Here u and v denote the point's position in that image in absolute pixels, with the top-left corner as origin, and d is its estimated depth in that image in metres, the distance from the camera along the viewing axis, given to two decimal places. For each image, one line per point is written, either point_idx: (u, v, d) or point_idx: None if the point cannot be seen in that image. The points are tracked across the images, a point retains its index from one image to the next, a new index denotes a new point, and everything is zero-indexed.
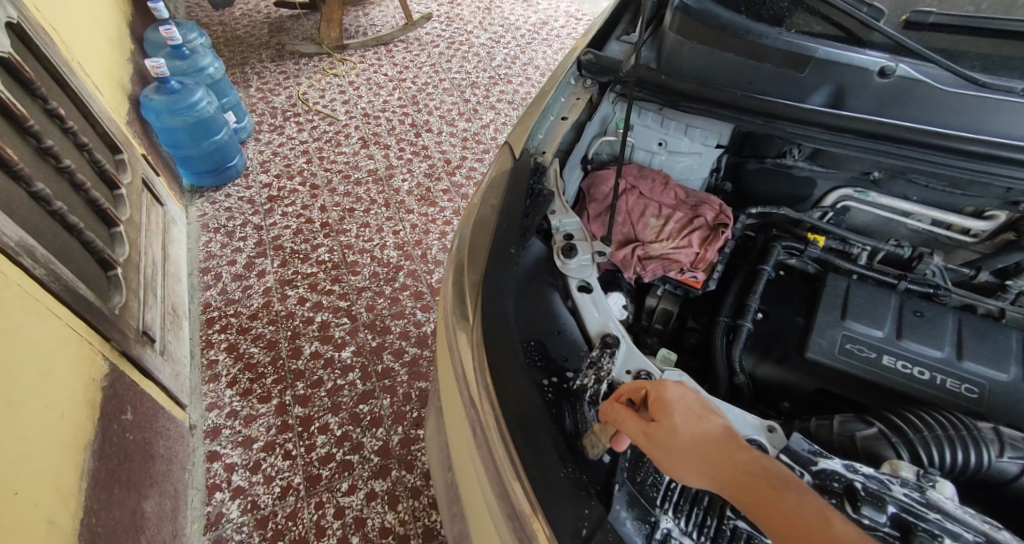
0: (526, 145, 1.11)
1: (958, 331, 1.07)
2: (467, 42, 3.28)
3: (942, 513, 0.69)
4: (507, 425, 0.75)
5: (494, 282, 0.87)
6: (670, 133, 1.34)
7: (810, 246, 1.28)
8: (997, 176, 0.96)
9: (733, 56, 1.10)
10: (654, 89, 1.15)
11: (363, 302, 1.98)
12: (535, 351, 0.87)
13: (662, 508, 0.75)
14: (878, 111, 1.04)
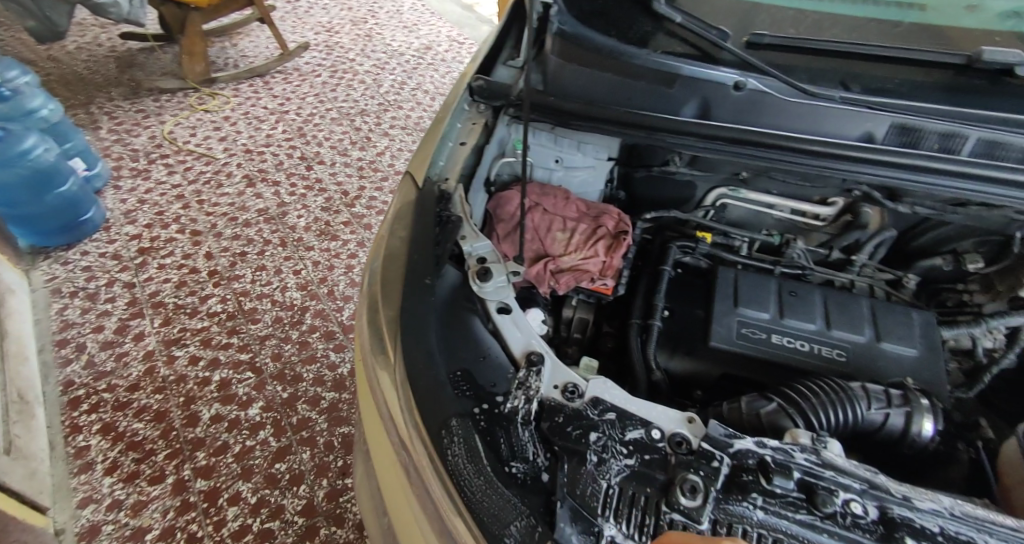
0: (428, 174, 1.12)
1: (832, 305, 1.19)
2: (351, 70, 3.27)
3: (836, 469, 0.74)
4: (442, 460, 0.76)
5: (413, 315, 0.88)
6: (564, 150, 1.41)
7: (700, 243, 1.40)
8: (836, 170, 1.09)
9: (611, 76, 1.20)
10: (544, 110, 1.24)
11: (267, 353, 1.90)
12: (463, 381, 0.86)
13: (604, 516, 0.73)
14: (737, 120, 1.16)
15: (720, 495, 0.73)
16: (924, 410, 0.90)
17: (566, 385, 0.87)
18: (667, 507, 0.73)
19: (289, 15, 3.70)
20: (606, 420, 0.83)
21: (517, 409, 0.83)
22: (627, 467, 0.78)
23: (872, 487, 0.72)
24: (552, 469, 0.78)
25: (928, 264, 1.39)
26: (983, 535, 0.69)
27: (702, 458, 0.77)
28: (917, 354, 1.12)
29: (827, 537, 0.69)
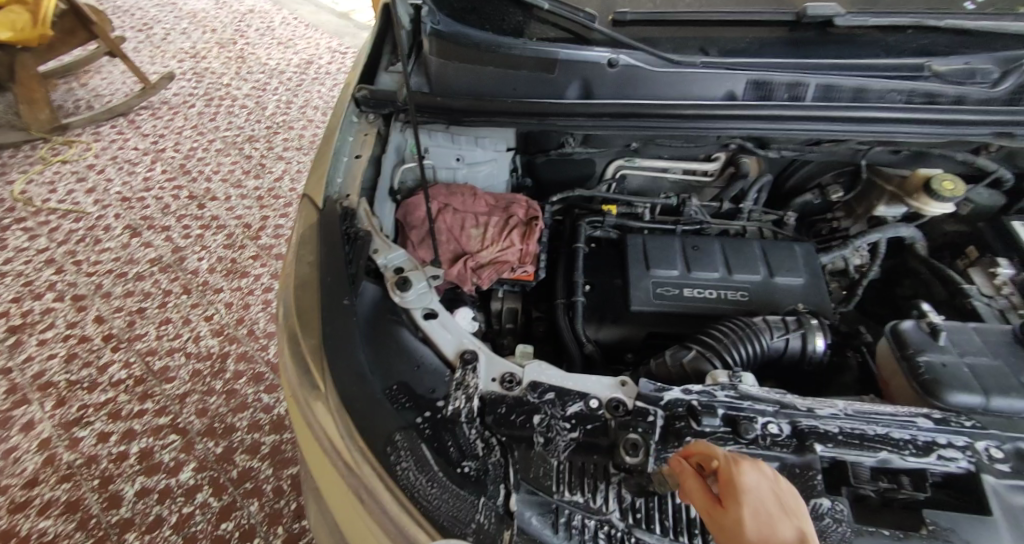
0: (326, 195, 1.09)
1: (730, 252, 1.29)
2: (228, 96, 3.09)
3: (752, 399, 0.82)
4: (392, 476, 0.75)
5: (337, 337, 0.86)
6: (462, 147, 1.42)
7: (606, 216, 1.46)
8: (710, 129, 1.18)
9: (493, 69, 1.22)
10: (434, 112, 1.25)
11: (190, 410, 1.78)
12: (401, 394, 0.85)
13: (559, 492, 0.76)
14: (619, 94, 1.22)
15: (660, 446, 0.79)
16: (816, 328, 1.00)
17: (503, 376, 0.89)
18: (615, 469, 0.78)
19: (144, 45, 3.43)
20: (546, 400, 0.86)
21: (459, 410, 0.84)
22: (573, 440, 0.81)
23: (784, 406, 0.80)
24: (501, 458, 0.79)
25: (802, 201, 1.54)
26: (873, 424, 0.77)
27: (639, 415, 0.83)
28: (804, 282, 1.24)
29: (753, 460, 0.76)
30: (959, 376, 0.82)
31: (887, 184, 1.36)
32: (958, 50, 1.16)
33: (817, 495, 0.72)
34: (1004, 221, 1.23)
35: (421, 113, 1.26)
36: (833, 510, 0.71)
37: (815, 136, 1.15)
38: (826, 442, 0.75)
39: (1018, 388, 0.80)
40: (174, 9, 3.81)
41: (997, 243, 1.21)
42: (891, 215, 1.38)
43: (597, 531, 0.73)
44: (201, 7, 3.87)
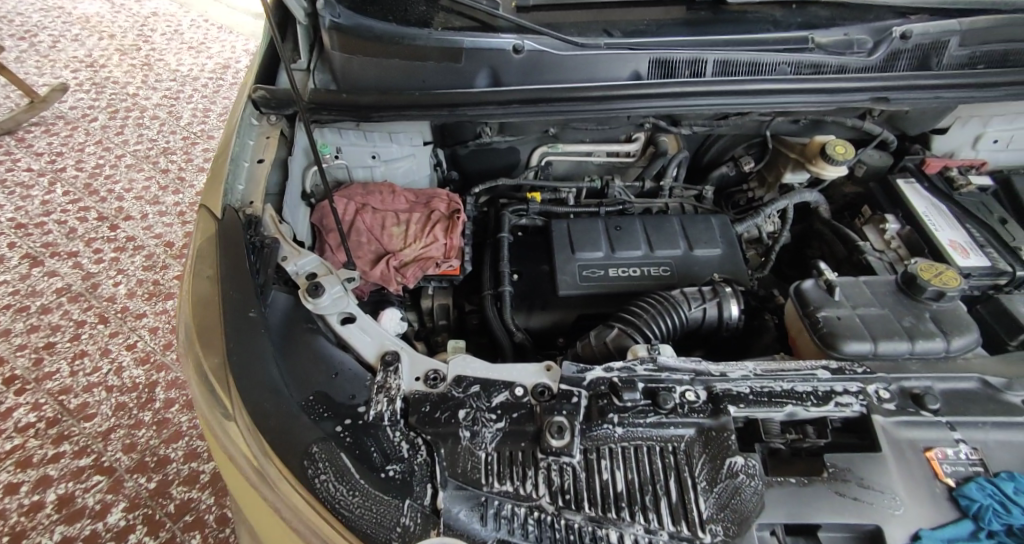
0: (224, 203, 1.05)
1: (650, 229, 1.32)
2: (136, 107, 2.88)
3: (669, 369, 0.85)
4: (310, 489, 0.72)
5: (244, 352, 0.83)
6: (377, 144, 1.38)
7: (530, 203, 1.44)
8: (619, 109, 1.19)
9: (399, 62, 1.19)
10: (341, 109, 1.22)
11: (116, 447, 1.67)
12: (318, 404, 0.82)
13: (489, 484, 0.76)
14: (527, 80, 1.22)
15: (584, 426, 0.80)
16: (730, 296, 1.04)
17: (427, 373, 0.88)
18: (543, 453, 0.78)
19: (30, 55, 3.16)
20: (472, 394, 0.85)
21: (382, 414, 0.82)
22: (499, 430, 0.81)
23: (699, 373, 0.84)
24: (428, 457, 0.78)
25: (719, 175, 1.59)
26: (779, 381, 0.81)
27: (563, 398, 0.83)
28: (722, 252, 1.28)
29: (673, 428, 0.79)
30: (853, 326, 0.88)
31: (791, 152, 1.43)
32: (838, 21, 1.22)
33: (731, 453, 0.76)
34: (892, 180, 1.30)
35: (326, 110, 1.22)
36: (745, 467, 0.75)
37: (722, 110, 1.18)
38: (738, 402, 0.79)
39: (903, 331, 0.86)
40: (64, 16, 3.51)
41: (886, 200, 1.28)
42: (796, 181, 1.46)
43: (529, 518, 0.73)
44: (97, 12, 3.58)
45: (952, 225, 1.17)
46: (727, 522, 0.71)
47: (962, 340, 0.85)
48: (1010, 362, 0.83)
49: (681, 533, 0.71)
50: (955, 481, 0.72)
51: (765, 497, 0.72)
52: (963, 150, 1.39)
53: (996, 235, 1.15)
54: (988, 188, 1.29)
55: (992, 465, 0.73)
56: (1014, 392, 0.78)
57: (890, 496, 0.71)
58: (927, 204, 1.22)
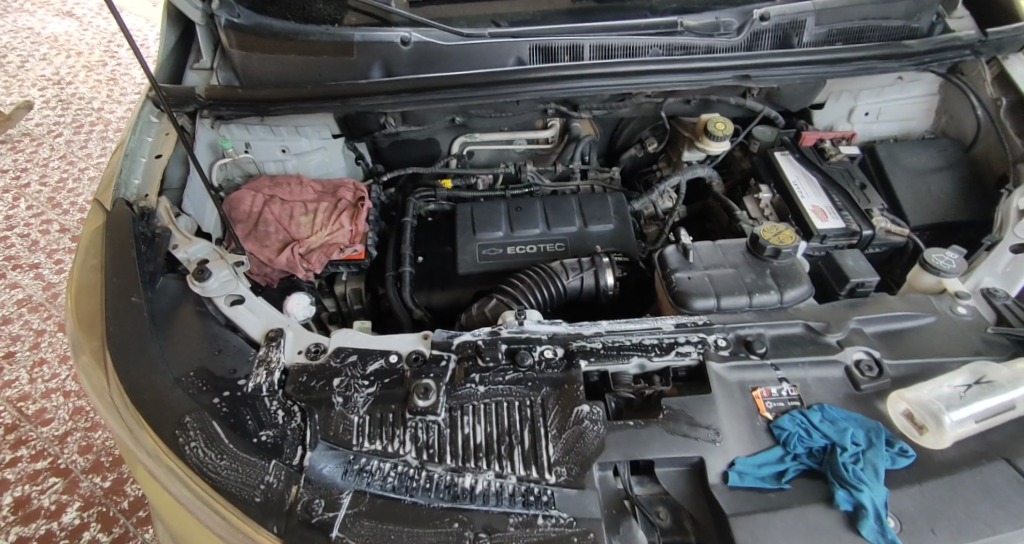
0: (117, 196, 1.11)
1: (549, 208, 1.38)
2: (101, 121, 2.84)
3: (529, 332, 0.90)
4: (174, 451, 0.82)
5: (126, 334, 0.93)
6: (285, 138, 1.43)
7: (438, 189, 1.49)
8: (507, 94, 1.24)
9: (295, 57, 1.24)
10: (239, 103, 1.25)
11: (72, 449, 1.68)
12: (197, 379, 0.90)
13: (359, 444, 0.82)
14: (419, 71, 1.28)
15: (449, 387, 0.86)
16: (606, 266, 1.10)
17: (308, 346, 0.95)
18: (413, 413, 0.84)
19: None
20: (349, 364, 0.91)
21: (260, 385, 0.90)
22: (371, 395, 0.87)
23: (557, 334, 0.89)
24: (302, 422, 0.85)
25: (629, 156, 1.67)
26: (629, 336, 0.88)
27: (433, 362, 0.89)
28: (614, 227, 1.35)
29: (529, 383, 0.84)
30: (701, 285, 0.95)
31: (684, 130, 1.53)
32: (711, 5, 1.29)
33: (579, 402, 0.82)
34: (769, 153, 1.39)
35: (224, 106, 1.25)
36: (590, 414, 0.81)
37: (609, 92, 1.24)
38: (588, 357, 0.85)
39: (745, 288, 0.94)
40: (33, 37, 3.38)
41: (765, 172, 1.37)
42: (694, 159, 1.53)
43: (391, 471, 0.79)
44: (66, 31, 3.43)
45: (816, 192, 1.27)
46: (570, 464, 0.77)
47: (794, 292, 0.94)
48: (835, 309, 0.92)
49: (530, 476, 0.77)
50: (773, 414, 0.80)
51: (606, 439, 0.78)
52: (840, 123, 1.51)
53: (853, 202, 1.25)
54: (857, 156, 1.42)
55: (807, 399, 0.81)
56: (831, 334, 0.87)
57: (715, 431, 0.78)
58: (796, 173, 1.33)
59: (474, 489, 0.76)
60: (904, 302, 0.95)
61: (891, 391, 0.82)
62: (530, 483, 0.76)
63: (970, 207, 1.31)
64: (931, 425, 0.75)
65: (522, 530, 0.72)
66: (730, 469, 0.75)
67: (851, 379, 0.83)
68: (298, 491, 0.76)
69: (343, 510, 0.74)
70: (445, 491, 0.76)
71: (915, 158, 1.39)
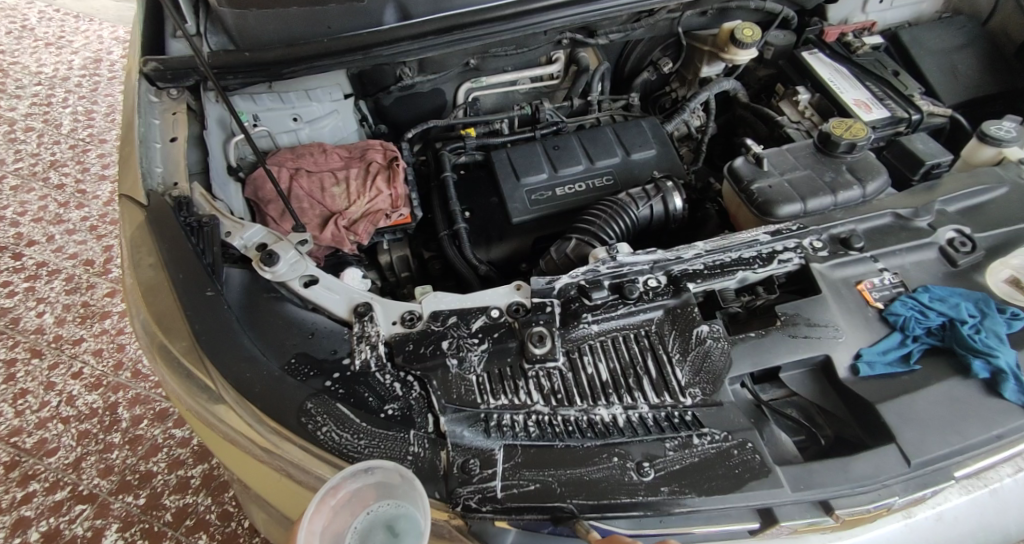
0: (147, 189, 0.96)
1: (587, 141, 1.33)
2: (3, 121, 2.48)
3: (630, 264, 0.89)
4: (308, 441, 0.73)
5: (212, 328, 0.81)
6: (296, 105, 1.21)
7: (467, 139, 1.40)
8: (548, 21, 1.07)
9: (298, 9, 0.99)
10: (247, 70, 1.01)
11: (91, 473, 1.56)
12: (301, 365, 0.81)
13: (486, 401, 0.77)
14: (438, 8, 1.06)
15: (562, 330, 0.83)
16: (673, 189, 1.10)
17: (403, 316, 0.86)
18: (530, 363, 0.81)
19: None
20: (452, 326, 0.84)
21: (367, 361, 0.81)
22: (484, 352, 0.82)
23: (658, 263, 0.89)
24: (422, 391, 0.79)
25: (642, 81, 1.55)
26: (728, 252, 0.88)
27: (538, 310, 0.86)
28: (657, 151, 1.33)
29: (641, 314, 0.84)
30: (783, 191, 0.95)
31: (703, 46, 1.42)
32: None
33: (698, 324, 0.83)
34: (796, 55, 1.37)
35: (229, 76, 1.01)
36: (710, 333, 0.82)
37: (647, 6, 1.12)
38: (695, 279, 0.86)
39: (826, 187, 0.95)
40: None
41: (795, 74, 1.36)
42: (713, 74, 1.47)
43: (528, 422, 0.76)
44: None
45: (854, 86, 1.27)
46: (703, 383, 0.78)
47: (875, 183, 0.95)
48: (915, 194, 0.93)
49: (664, 402, 0.77)
50: (883, 303, 0.82)
51: (732, 353, 0.80)
52: (855, 15, 1.41)
53: (890, 89, 1.26)
54: (880, 46, 1.37)
55: (909, 284, 0.84)
56: (921, 218, 0.89)
57: (835, 329, 0.80)
58: (829, 69, 1.31)
59: (614, 422, 0.76)
60: (970, 176, 0.95)
61: (986, 261, 0.85)
62: (668, 409, 0.77)
63: (989, 83, 1.31)
64: None
65: (681, 451, 0.71)
66: (857, 361, 0.77)
67: (945, 258, 0.86)
68: (450, 455, 0.72)
69: (501, 465, 0.70)
70: (589, 431, 0.75)
71: (942, 39, 1.36)
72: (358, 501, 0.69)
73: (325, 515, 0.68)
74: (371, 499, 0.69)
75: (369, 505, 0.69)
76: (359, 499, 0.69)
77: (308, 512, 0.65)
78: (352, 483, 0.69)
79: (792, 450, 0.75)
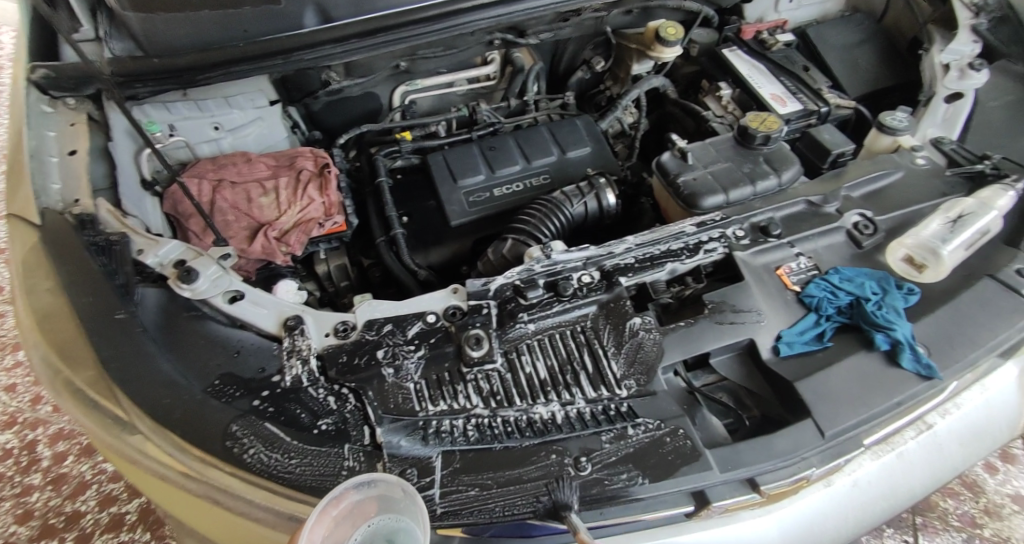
0: (42, 207, 0.90)
1: (523, 141, 1.34)
2: None
3: (563, 261, 0.90)
4: (235, 465, 0.71)
5: (125, 354, 0.77)
6: (215, 113, 1.16)
7: (402, 143, 1.38)
8: (472, 22, 1.07)
9: (210, 12, 0.95)
10: (157, 78, 0.96)
11: (9, 520, 1.46)
12: (226, 386, 0.78)
13: (424, 409, 0.77)
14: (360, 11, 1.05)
15: (499, 331, 0.84)
16: (605, 186, 1.12)
17: (336, 327, 0.85)
18: (468, 367, 0.81)
19: None
20: (387, 334, 0.84)
21: (299, 377, 0.80)
22: (421, 358, 0.82)
23: (590, 259, 0.90)
24: (358, 403, 0.77)
25: (576, 80, 1.57)
26: (657, 245, 0.91)
27: (475, 312, 0.86)
28: (591, 149, 1.35)
29: (576, 311, 0.86)
30: (707, 183, 0.99)
31: (629, 45, 1.45)
32: None
33: (630, 317, 0.84)
34: (717, 52, 1.42)
35: (137, 83, 0.96)
36: (642, 324, 0.84)
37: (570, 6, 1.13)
38: (626, 273, 0.88)
39: (746, 177, 0.99)
40: None
41: (718, 71, 1.41)
42: (643, 71, 1.49)
43: (468, 426, 0.76)
44: None
45: (770, 81, 1.33)
46: (637, 375, 0.80)
47: (790, 172, 1.00)
48: (825, 181, 0.99)
49: (601, 396, 0.78)
50: (799, 286, 0.86)
51: (663, 343, 0.82)
52: (769, 14, 1.48)
53: (802, 83, 1.32)
54: (792, 42, 1.44)
55: (823, 267, 0.89)
56: (830, 205, 0.94)
57: (757, 313, 0.84)
58: (748, 65, 1.37)
59: (553, 420, 0.76)
60: (875, 162, 1.01)
61: (889, 241, 0.91)
62: (605, 402, 0.78)
63: (891, 74, 1.40)
64: (931, 262, 0.86)
65: (616, 443, 0.73)
66: (778, 343, 0.81)
67: (852, 241, 0.91)
68: (386, 467, 0.71)
69: (439, 472, 0.70)
70: (528, 430, 0.75)
71: (850, 33, 1.44)
72: (361, 514, 0.65)
73: (326, 526, 0.63)
74: (374, 512, 0.65)
75: (371, 518, 0.65)
76: (362, 511, 0.65)
77: (310, 519, 0.61)
78: (357, 492, 0.66)
79: (722, 432, 0.78)
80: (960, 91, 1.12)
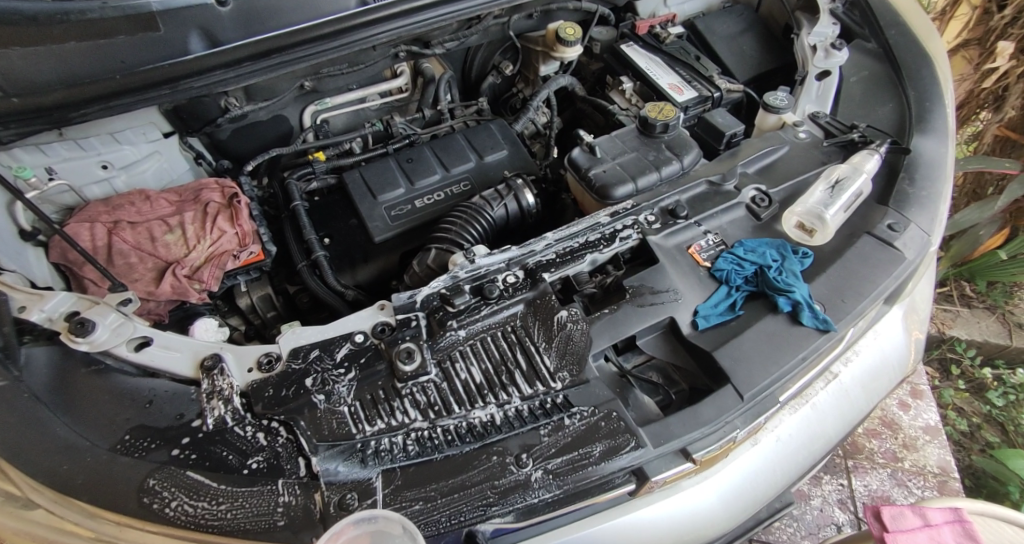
0: None
1: (439, 151, 1.34)
2: None
3: (485, 264, 0.92)
4: (152, 524, 0.69)
5: (13, 422, 0.73)
6: (101, 150, 1.09)
7: (315, 164, 1.35)
8: (371, 35, 1.05)
9: (80, 45, 0.93)
10: (24, 119, 0.89)
11: None
12: (139, 439, 0.74)
13: (362, 429, 0.76)
14: (249, 34, 1.03)
15: (430, 342, 0.84)
16: (522, 186, 1.14)
17: (260, 360, 0.82)
18: (402, 381, 0.80)
19: None
20: (315, 360, 0.82)
21: (221, 418, 0.77)
22: (353, 381, 0.81)
23: (511, 260, 0.92)
24: (290, 435, 0.76)
25: (487, 85, 1.59)
26: (575, 238, 0.94)
27: (404, 326, 0.86)
28: (507, 151, 1.36)
29: (503, 312, 0.87)
30: (616, 174, 1.03)
31: (535, 46, 1.49)
32: None
33: (556, 311, 0.86)
34: (616, 48, 1.47)
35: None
36: (569, 317, 0.86)
37: (469, 13, 1.13)
38: (549, 269, 0.90)
39: (651, 165, 1.04)
40: None
41: (618, 65, 1.46)
42: (550, 72, 1.53)
43: (408, 441, 0.76)
44: None
45: (666, 71, 1.40)
46: (569, 366, 0.82)
47: (690, 156, 1.06)
48: (723, 161, 1.05)
49: (536, 392, 0.79)
50: (710, 262, 0.92)
51: (591, 332, 0.85)
52: (659, 9, 1.54)
53: (695, 71, 1.40)
54: (683, 35, 1.52)
55: (729, 241, 0.94)
56: (728, 182, 1.00)
57: (675, 292, 0.88)
58: (646, 59, 1.43)
59: (492, 422, 0.77)
60: (764, 140, 1.08)
61: (782, 211, 0.97)
62: (540, 398, 0.79)
63: (771, 57, 1.50)
64: (819, 226, 0.94)
65: (553, 435, 0.75)
66: (696, 318, 0.86)
67: (752, 214, 0.98)
68: (324, 496, 0.70)
69: (380, 492, 0.71)
70: (468, 436, 0.76)
71: (736, 22, 1.53)
72: None
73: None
74: None
75: None
76: None
77: None
78: (354, 528, 0.67)
79: (654, 409, 0.82)
80: (827, 68, 1.21)
